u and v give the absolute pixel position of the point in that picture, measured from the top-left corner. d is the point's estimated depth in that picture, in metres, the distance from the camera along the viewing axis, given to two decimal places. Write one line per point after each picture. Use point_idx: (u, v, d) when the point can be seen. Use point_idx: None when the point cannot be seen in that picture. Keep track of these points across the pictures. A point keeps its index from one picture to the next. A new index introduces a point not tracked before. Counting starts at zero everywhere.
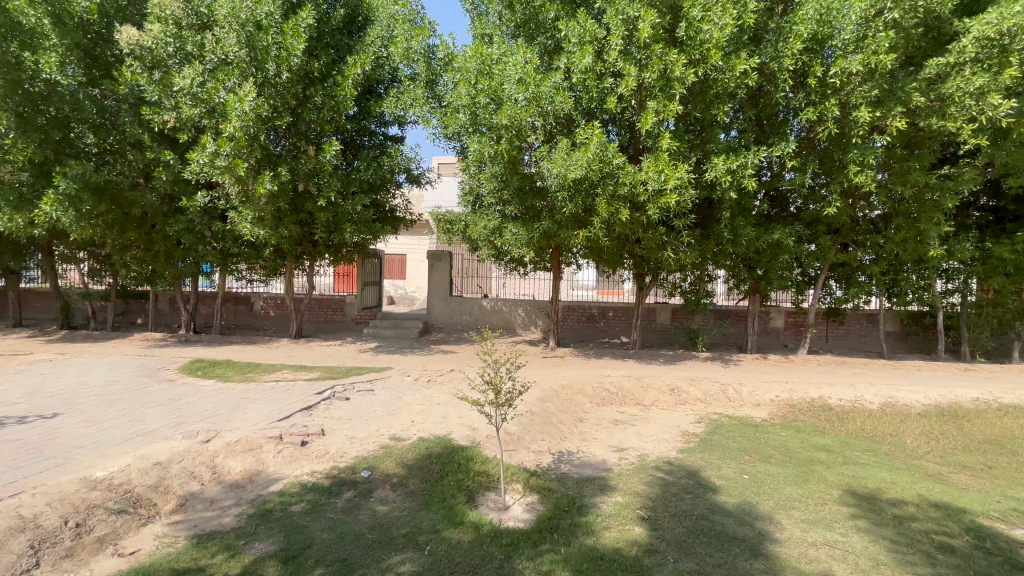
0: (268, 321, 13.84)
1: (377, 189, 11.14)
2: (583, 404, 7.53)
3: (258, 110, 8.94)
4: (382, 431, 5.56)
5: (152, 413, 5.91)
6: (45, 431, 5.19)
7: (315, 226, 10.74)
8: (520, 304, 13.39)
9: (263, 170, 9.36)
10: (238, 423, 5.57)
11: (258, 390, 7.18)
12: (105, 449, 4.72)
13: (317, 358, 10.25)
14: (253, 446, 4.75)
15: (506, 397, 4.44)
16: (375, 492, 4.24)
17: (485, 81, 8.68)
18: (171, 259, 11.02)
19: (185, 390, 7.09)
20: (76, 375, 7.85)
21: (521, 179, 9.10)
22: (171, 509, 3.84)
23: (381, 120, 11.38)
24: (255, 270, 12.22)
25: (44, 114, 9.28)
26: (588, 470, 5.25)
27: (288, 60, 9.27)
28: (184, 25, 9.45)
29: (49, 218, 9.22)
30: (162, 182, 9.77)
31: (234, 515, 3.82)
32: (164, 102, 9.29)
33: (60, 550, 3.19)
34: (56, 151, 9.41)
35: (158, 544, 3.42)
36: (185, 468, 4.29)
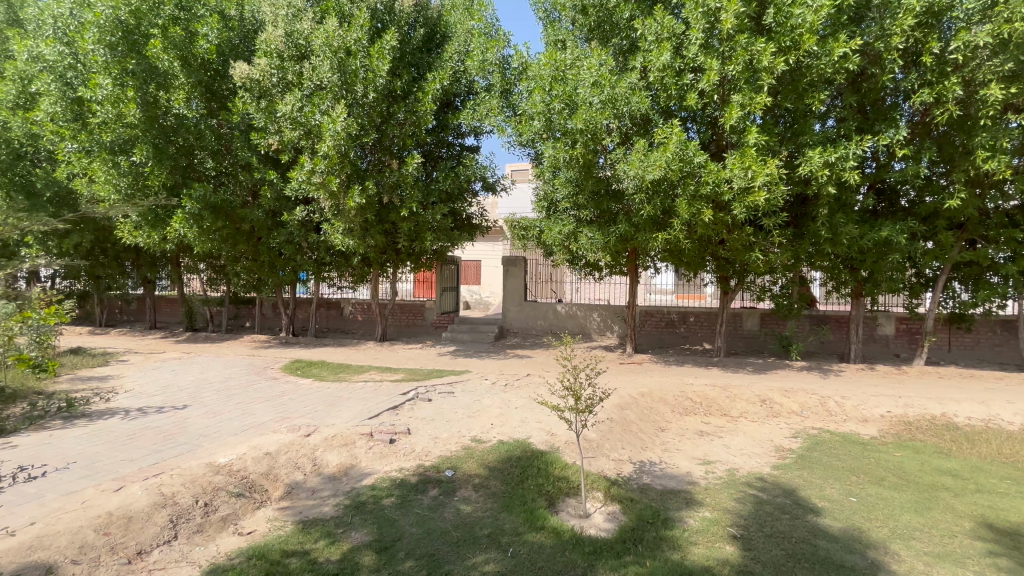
0: (355, 325, 14.81)
1: (455, 198, 11.60)
2: (665, 413, 7.24)
3: (348, 129, 9.67)
4: (463, 432, 5.74)
5: (261, 408, 6.55)
6: (177, 421, 5.93)
7: (398, 236, 11.38)
8: (595, 309, 13.20)
9: (353, 185, 10.08)
10: (333, 420, 6.01)
11: (349, 390, 7.70)
12: (224, 439, 5.31)
13: (400, 360, 10.80)
14: (347, 442, 5.12)
15: (586, 404, 4.37)
16: (458, 492, 4.38)
17: (559, 87, 8.67)
18: (274, 269, 12.17)
19: (287, 388, 7.78)
20: (199, 371, 8.90)
21: (596, 183, 8.98)
22: (279, 495, 4.23)
23: (459, 132, 11.83)
24: (345, 278, 13.15)
25: (174, 144, 10.57)
26: (671, 483, 5.05)
27: (373, 81, 9.98)
28: (286, 57, 10.44)
29: (178, 234, 10.56)
30: (268, 199, 10.84)
31: (333, 505, 4.12)
32: (269, 127, 10.33)
33: (193, 525, 3.63)
34: (184, 176, 10.77)
35: (270, 526, 3.78)
36: (290, 459, 4.71)
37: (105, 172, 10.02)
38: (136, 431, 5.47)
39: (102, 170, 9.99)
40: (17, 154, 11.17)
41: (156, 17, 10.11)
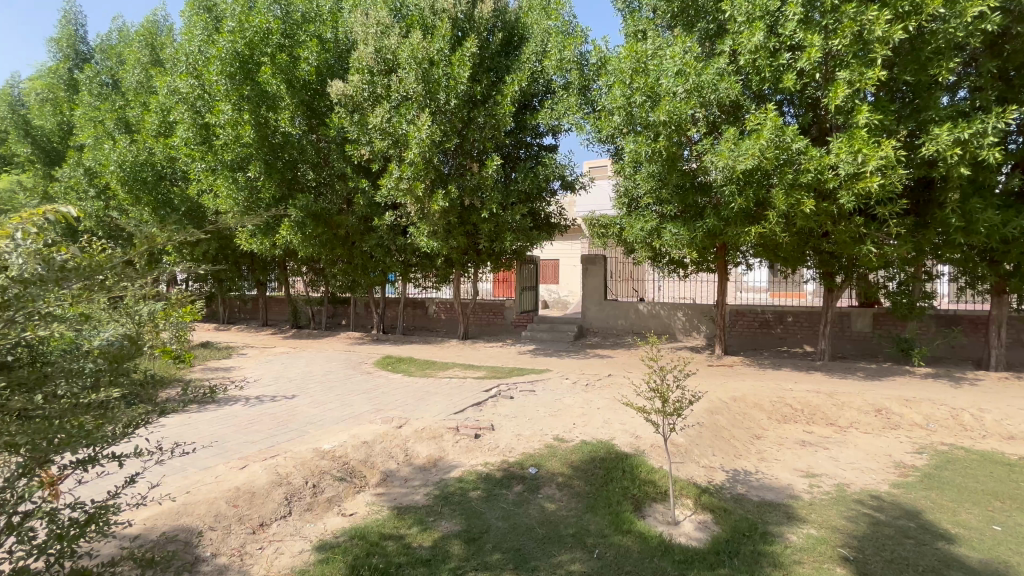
0: (439, 323, 15.46)
1: (534, 198, 11.71)
2: (760, 420, 6.75)
3: (432, 136, 10.11)
4: (546, 431, 5.77)
5: (358, 400, 7.06)
6: (287, 409, 6.58)
7: (479, 237, 11.72)
8: (680, 308, 12.63)
9: (437, 190, 10.55)
10: (422, 414, 6.32)
11: (436, 385, 8.08)
12: (328, 427, 5.81)
13: (482, 358, 11.09)
14: (435, 435, 5.36)
15: (675, 407, 4.18)
16: (542, 489, 4.42)
17: (641, 78, 8.37)
18: (366, 271, 13.04)
19: (380, 382, 8.33)
20: (304, 365, 9.79)
21: (681, 176, 8.56)
22: (376, 481, 4.54)
23: (536, 132, 11.91)
24: (429, 278, 13.77)
25: (281, 159, 11.63)
26: (770, 495, 4.70)
27: (455, 88, 10.41)
28: (375, 72, 11.14)
29: (285, 241, 11.68)
30: (360, 206, 11.65)
31: (424, 494, 4.35)
32: (362, 139, 11.11)
33: (304, 504, 4.00)
34: (290, 187, 11.89)
35: (369, 510, 4.07)
36: (385, 448, 5.03)
37: (227, 187, 11.34)
38: (256, 416, 6.16)
39: (224, 186, 11.33)
40: (159, 175, 12.99)
41: (266, 46, 11.25)
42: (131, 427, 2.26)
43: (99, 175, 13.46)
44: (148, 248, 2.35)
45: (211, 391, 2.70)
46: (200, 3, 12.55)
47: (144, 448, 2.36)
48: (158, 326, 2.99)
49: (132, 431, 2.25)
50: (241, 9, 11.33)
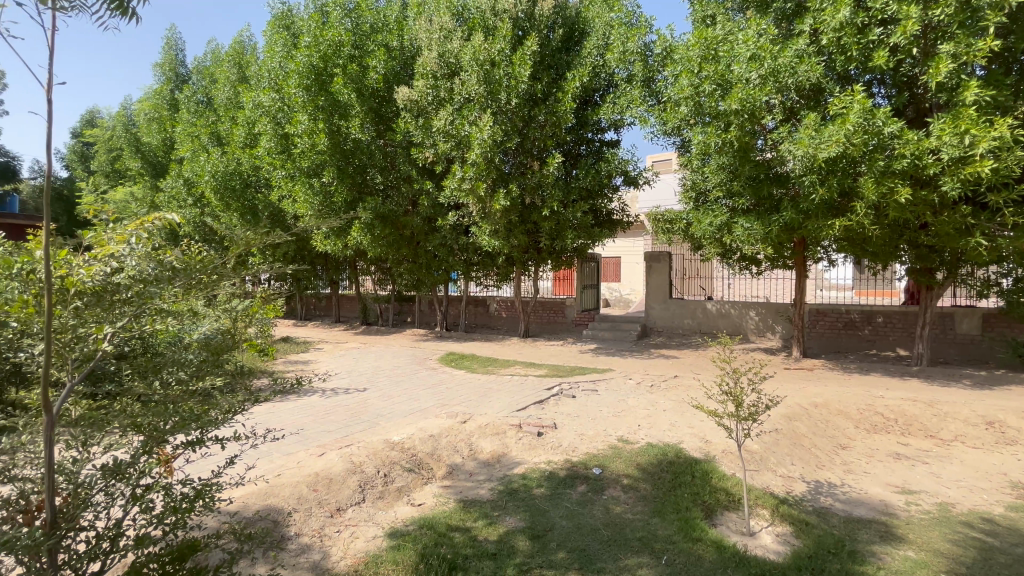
0: (500, 321, 15.63)
1: (596, 195, 11.51)
2: (845, 428, 6.23)
3: (494, 136, 10.25)
4: (609, 432, 5.67)
5: (424, 395, 7.31)
6: (360, 401, 6.95)
7: (540, 235, 11.72)
8: (752, 306, 11.92)
9: (498, 189, 10.66)
10: (485, 410, 6.43)
11: (498, 382, 8.18)
12: (397, 419, 6.06)
13: (543, 357, 11.08)
14: (499, 431, 5.44)
15: (750, 411, 3.95)
16: (607, 490, 4.34)
17: (710, 65, 7.99)
18: (430, 270, 13.44)
19: (445, 378, 8.57)
20: (374, 360, 10.27)
21: (754, 167, 8.06)
22: (442, 474, 4.66)
23: (598, 127, 11.74)
24: (490, 276, 13.96)
25: (351, 164, 12.19)
26: (859, 510, 4.32)
27: (516, 87, 10.48)
28: (439, 76, 11.44)
29: (356, 242, 12.29)
30: (425, 207, 12.03)
31: (489, 488, 4.42)
32: (426, 142, 11.46)
33: (376, 492, 4.19)
34: (360, 191, 12.49)
35: (436, 501, 4.20)
36: (451, 442, 5.17)
37: (304, 193, 12.11)
38: (331, 407, 6.54)
39: (302, 192, 12.10)
40: (246, 183, 14.13)
41: (338, 58, 11.92)
42: (231, 414, 2.44)
43: (195, 185, 14.87)
44: (243, 249, 2.59)
45: (297, 382, 2.88)
46: (279, 22, 13.49)
47: (242, 432, 2.56)
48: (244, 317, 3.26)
49: (231, 417, 2.43)
50: (315, 24, 12.08)
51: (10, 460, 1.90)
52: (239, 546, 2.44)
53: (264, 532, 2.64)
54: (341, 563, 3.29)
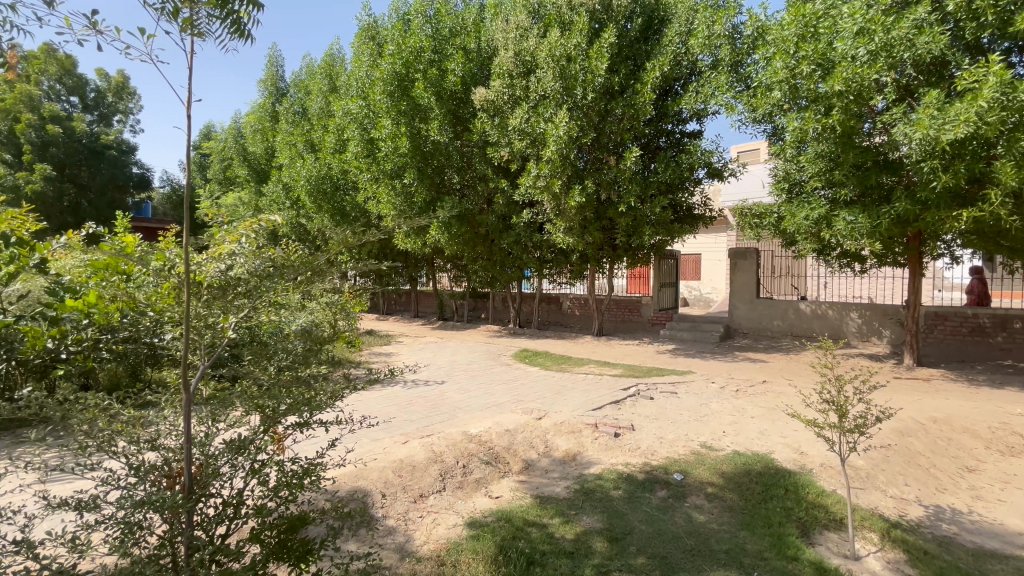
0: (573, 319, 15.51)
1: (676, 189, 11.03)
2: (972, 448, 5.46)
3: (570, 132, 10.16)
4: (692, 437, 5.41)
5: (499, 390, 7.44)
6: (438, 393, 7.22)
7: (616, 232, 11.47)
8: (854, 308, 10.81)
9: (574, 186, 10.55)
10: (560, 407, 6.42)
11: (572, 380, 8.12)
12: (474, 412, 6.22)
13: (618, 356, 10.84)
14: (575, 430, 5.41)
15: (857, 423, 3.57)
16: (690, 498, 4.14)
17: (809, 44, 7.32)
18: (504, 267, 13.62)
19: (519, 374, 8.65)
20: (450, 354, 10.61)
21: (860, 155, 7.30)
22: (518, 469, 4.70)
23: (679, 118, 11.26)
24: (564, 273, 13.88)
25: (430, 165, 12.64)
26: (991, 543, 3.77)
27: (593, 81, 10.32)
28: (515, 75, 11.55)
29: (434, 241, 12.76)
30: (500, 205, 12.21)
31: (565, 486, 4.39)
32: (502, 140, 11.58)
33: (456, 482, 4.33)
34: (438, 190, 12.93)
35: (513, 495, 4.25)
36: (527, 438, 5.21)
37: (388, 194, 12.77)
38: (413, 398, 6.85)
39: (386, 193, 12.73)
40: (336, 186, 15.15)
41: (419, 63, 12.44)
42: (335, 399, 2.60)
43: (292, 189, 16.19)
44: (342, 246, 2.76)
45: (394, 371, 2.90)
46: (366, 33, 14.29)
47: (344, 415, 2.72)
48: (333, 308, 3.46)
49: (335, 402, 2.59)
50: (399, 33, 12.70)
51: (156, 431, 2.19)
52: (342, 524, 2.56)
53: (363, 512, 2.76)
54: (425, 547, 3.43)
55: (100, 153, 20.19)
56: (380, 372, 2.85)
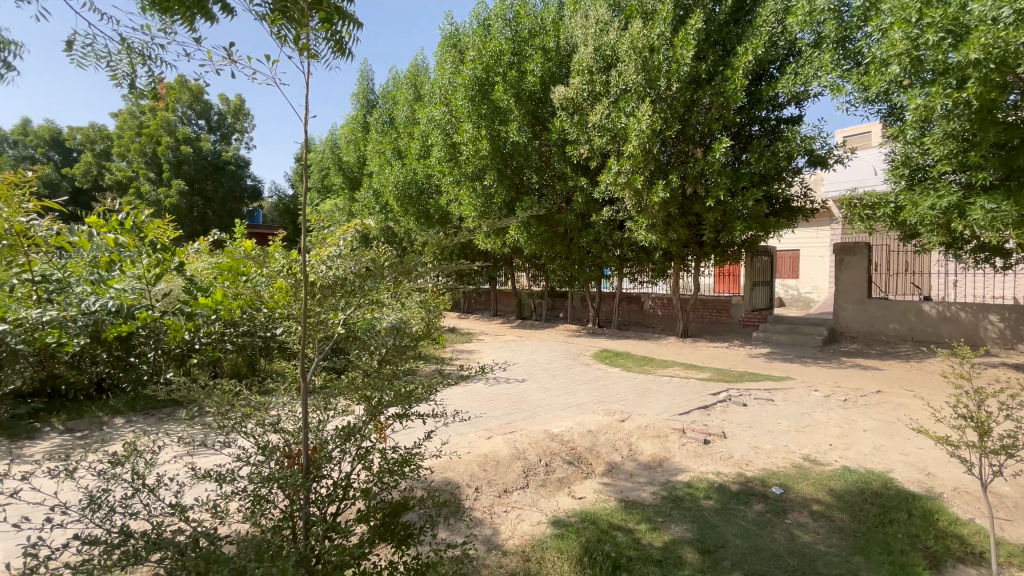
0: (656, 319, 15.03)
1: (771, 179, 10.21)
2: None
3: (653, 126, 9.81)
4: (792, 448, 4.99)
5: (580, 390, 7.37)
6: (519, 391, 7.31)
7: (703, 228, 10.87)
8: (994, 309, 9.38)
9: (657, 181, 10.16)
10: (644, 410, 6.22)
11: (656, 383, 7.83)
12: (555, 411, 6.23)
13: (706, 359, 10.28)
14: (660, 434, 5.22)
15: (1003, 443, 3.06)
16: (791, 514, 3.81)
17: (935, 8, 6.40)
18: (583, 266, 13.47)
19: (600, 375, 8.51)
20: (530, 353, 10.69)
21: (1003, 132, 6.28)
22: (602, 471, 4.60)
23: (775, 103, 10.45)
24: (646, 272, 13.48)
25: (509, 166, 12.82)
26: None
27: (678, 71, 9.88)
28: (595, 70, 11.37)
29: (513, 240, 12.92)
30: (579, 203, 12.07)
31: (651, 492, 4.23)
32: (581, 138, 11.42)
33: (539, 479, 4.34)
34: (517, 191, 13.09)
35: (596, 496, 4.17)
36: (609, 440, 5.11)
37: (469, 196, 13.13)
38: (495, 395, 7.00)
39: (467, 195, 13.12)
40: (421, 190, 15.89)
41: (499, 67, 12.71)
42: (431, 393, 2.73)
43: (382, 194, 17.23)
44: (437, 246, 2.86)
45: (484, 367, 2.96)
46: (448, 42, 14.87)
47: (438, 409, 2.85)
48: (423, 305, 3.60)
49: (431, 396, 2.71)
50: (480, 39, 13.05)
51: (277, 416, 2.43)
52: (438, 512, 2.68)
53: (456, 503, 2.87)
54: (510, 542, 3.48)
55: (222, 168, 22.90)
56: (470, 368, 2.93)
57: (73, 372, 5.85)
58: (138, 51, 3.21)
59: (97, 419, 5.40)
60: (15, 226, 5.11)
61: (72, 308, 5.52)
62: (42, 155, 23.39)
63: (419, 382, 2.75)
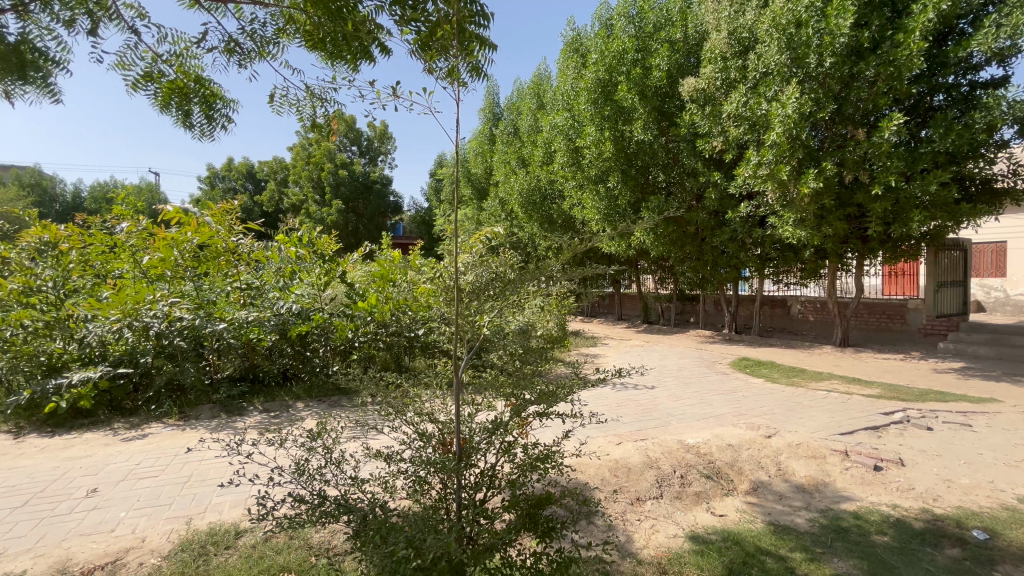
0: (806, 326, 13.51)
1: (962, 157, 8.46)
2: None
3: (801, 109, 8.76)
4: (1000, 486, 4.09)
5: (718, 400, 6.85)
6: (650, 398, 7.05)
7: (867, 220, 9.41)
8: None
9: (807, 170, 9.05)
10: (796, 427, 5.58)
11: (809, 397, 6.96)
12: (689, 422, 5.89)
13: (873, 372, 8.85)
14: (817, 455, 4.66)
15: None
16: (1002, 566, 3.12)
17: None
18: (717, 267, 12.48)
19: (740, 385, 7.83)
20: (658, 359, 10.22)
21: None
22: (746, 489, 4.23)
23: (968, 65, 8.68)
24: (793, 273, 12.12)
25: (634, 166, 12.46)
26: None
27: (833, 43, 8.70)
28: (730, 56, 10.62)
29: (638, 241, 12.51)
30: (712, 199, 11.26)
31: (807, 518, 3.77)
32: (713, 130, 10.66)
33: (674, 491, 4.15)
34: (643, 191, 12.65)
35: (741, 516, 3.84)
36: (753, 456, 4.69)
37: (592, 200, 13.02)
38: (624, 401, 6.85)
39: (591, 198, 13.04)
40: (544, 196, 16.22)
41: (622, 65, 12.45)
42: (571, 394, 2.77)
43: (507, 202, 17.97)
44: (573, 253, 2.86)
45: (621, 370, 2.91)
46: (570, 47, 15.03)
47: (576, 409, 2.89)
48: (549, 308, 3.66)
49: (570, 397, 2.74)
50: (602, 40, 12.95)
51: (433, 408, 2.71)
52: (578, 510, 2.73)
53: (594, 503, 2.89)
54: (645, 551, 3.38)
55: (370, 187, 25.97)
56: (607, 370, 2.89)
57: (267, 361, 6.96)
58: (318, 96, 3.84)
59: (285, 402, 6.50)
60: (230, 244, 6.75)
61: (268, 311, 6.70)
62: (241, 186, 28.83)
63: (556, 383, 2.82)
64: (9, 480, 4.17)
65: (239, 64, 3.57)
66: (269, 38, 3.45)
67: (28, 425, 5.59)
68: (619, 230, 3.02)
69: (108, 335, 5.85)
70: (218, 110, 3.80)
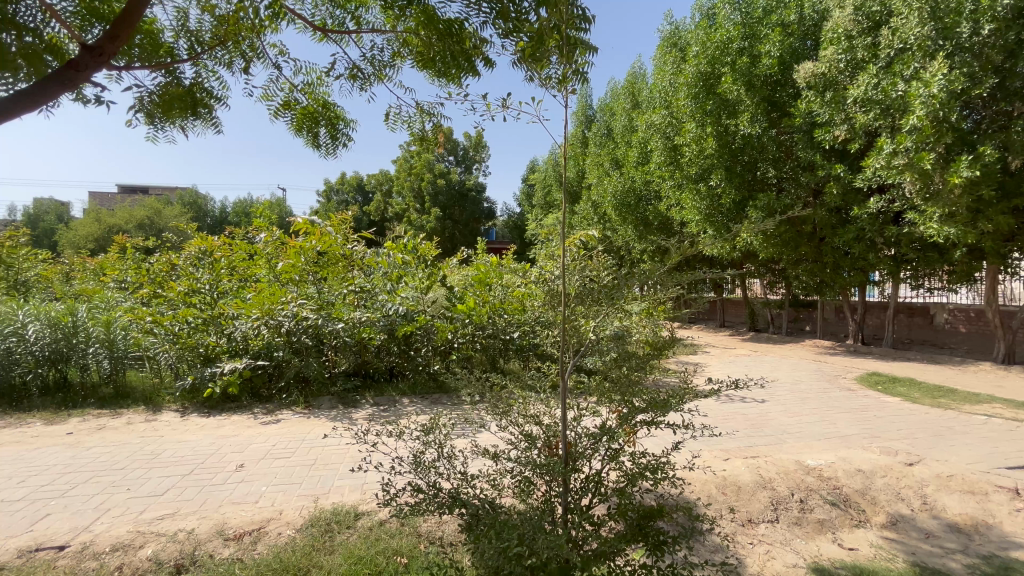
0: (956, 339, 11.69)
1: None
2: None
3: (951, 87, 7.54)
4: None
5: (844, 419, 6.12)
6: (760, 412, 6.48)
7: None
8: None
9: (957, 156, 7.78)
10: (946, 455, 4.81)
11: (962, 422, 5.95)
12: (808, 442, 5.32)
13: None
14: (975, 491, 3.99)
15: None
16: None
17: None
18: (839, 270, 11.17)
19: (870, 403, 6.92)
20: (768, 370, 9.38)
21: None
22: (882, 522, 3.73)
23: None
24: (938, 276, 10.49)
25: (740, 162, 11.58)
26: None
27: (992, 7, 7.43)
28: (856, 34, 9.58)
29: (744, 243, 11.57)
30: (833, 194, 10.11)
31: (964, 564, 3.22)
32: (836, 118, 9.51)
33: (792, 516, 3.78)
34: (750, 188, 11.72)
35: (876, 552, 3.39)
36: (891, 486, 4.12)
37: (692, 200, 12.28)
38: (731, 414, 6.37)
39: (690, 199, 12.31)
40: (640, 197, 15.71)
41: (726, 56, 11.66)
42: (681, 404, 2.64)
43: (600, 205, 17.70)
44: (679, 257, 2.72)
45: (737, 381, 2.71)
46: (667, 42, 14.44)
47: (688, 421, 2.75)
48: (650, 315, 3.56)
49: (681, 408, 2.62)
50: (703, 32, 12.28)
51: (538, 410, 2.75)
52: (692, 527, 2.58)
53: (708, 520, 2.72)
54: None
55: (465, 195, 27.14)
56: (720, 382, 2.72)
57: (376, 359, 7.50)
58: (427, 111, 4.10)
59: (393, 397, 7.00)
60: (346, 251, 7.45)
61: (378, 312, 7.28)
62: (352, 199, 31.67)
63: (665, 391, 2.71)
64: (178, 451, 4.98)
65: (360, 88, 3.93)
66: (386, 62, 3.77)
67: (191, 405, 6.63)
68: (730, 232, 2.84)
69: (250, 331, 6.75)
70: (341, 131, 4.21)
